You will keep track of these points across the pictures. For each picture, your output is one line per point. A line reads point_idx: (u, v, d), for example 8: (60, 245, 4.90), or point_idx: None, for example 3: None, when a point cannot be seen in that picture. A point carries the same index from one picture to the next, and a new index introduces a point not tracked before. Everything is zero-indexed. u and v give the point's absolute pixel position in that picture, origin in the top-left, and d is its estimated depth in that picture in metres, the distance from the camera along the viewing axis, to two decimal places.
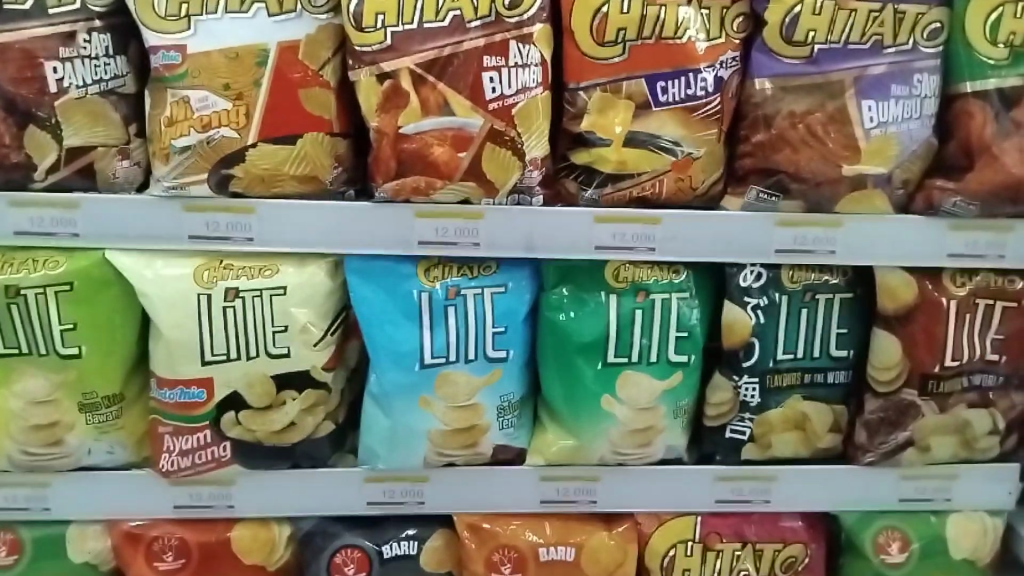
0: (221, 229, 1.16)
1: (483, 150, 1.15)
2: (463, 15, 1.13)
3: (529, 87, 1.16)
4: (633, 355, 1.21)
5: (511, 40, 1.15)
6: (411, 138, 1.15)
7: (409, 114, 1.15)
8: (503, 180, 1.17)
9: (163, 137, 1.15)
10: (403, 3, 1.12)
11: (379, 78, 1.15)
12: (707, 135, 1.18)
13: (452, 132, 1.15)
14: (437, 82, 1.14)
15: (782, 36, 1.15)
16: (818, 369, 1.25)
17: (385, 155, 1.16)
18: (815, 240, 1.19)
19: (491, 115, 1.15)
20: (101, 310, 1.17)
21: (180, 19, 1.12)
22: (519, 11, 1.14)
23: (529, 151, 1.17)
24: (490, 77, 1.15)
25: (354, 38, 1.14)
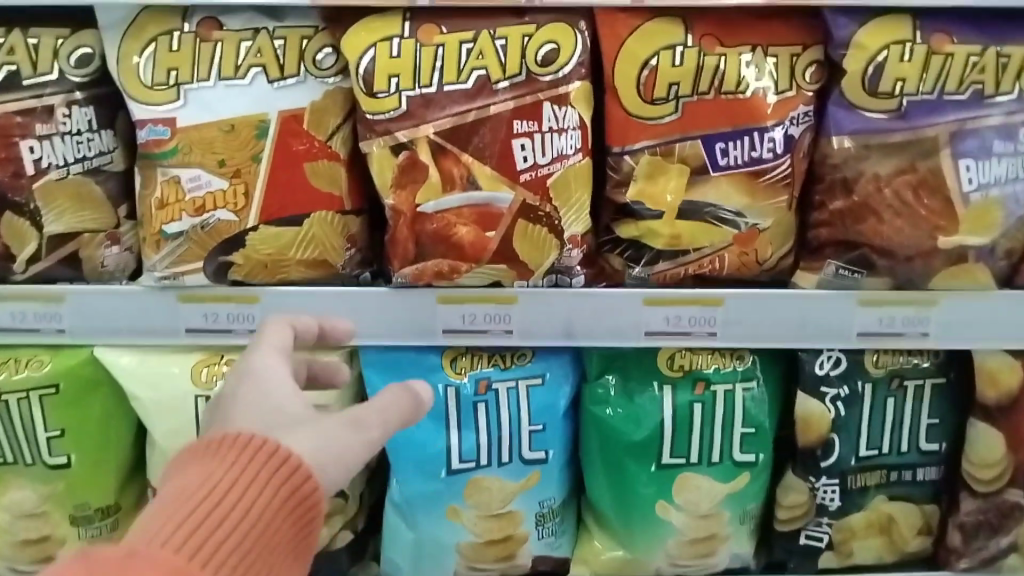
0: (220, 321, 1.06)
1: (513, 227, 1.01)
2: (489, 74, 0.99)
3: (566, 154, 1.01)
4: (692, 456, 1.05)
5: (546, 101, 1.00)
6: (433, 216, 1.01)
7: (428, 189, 1.00)
8: (536, 262, 1.03)
9: (153, 220, 1.04)
10: (420, 64, 0.99)
11: (396, 149, 1.01)
12: (776, 204, 1.02)
13: (478, 208, 1.01)
14: (461, 152, 1.00)
15: (864, 87, 0.98)
16: (906, 467, 1.08)
17: (403, 236, 1.02)
18: (903, 321, 1.02)
19: (522, 187, 1.01)
20: (90, 414, 1.08)
21: (169, 87, 1.01)
22: (552, 70, 1.00)
23: (567, 227, 1.02)
24: (522, 145, 1.00)
25: (365, 104, 1.00)
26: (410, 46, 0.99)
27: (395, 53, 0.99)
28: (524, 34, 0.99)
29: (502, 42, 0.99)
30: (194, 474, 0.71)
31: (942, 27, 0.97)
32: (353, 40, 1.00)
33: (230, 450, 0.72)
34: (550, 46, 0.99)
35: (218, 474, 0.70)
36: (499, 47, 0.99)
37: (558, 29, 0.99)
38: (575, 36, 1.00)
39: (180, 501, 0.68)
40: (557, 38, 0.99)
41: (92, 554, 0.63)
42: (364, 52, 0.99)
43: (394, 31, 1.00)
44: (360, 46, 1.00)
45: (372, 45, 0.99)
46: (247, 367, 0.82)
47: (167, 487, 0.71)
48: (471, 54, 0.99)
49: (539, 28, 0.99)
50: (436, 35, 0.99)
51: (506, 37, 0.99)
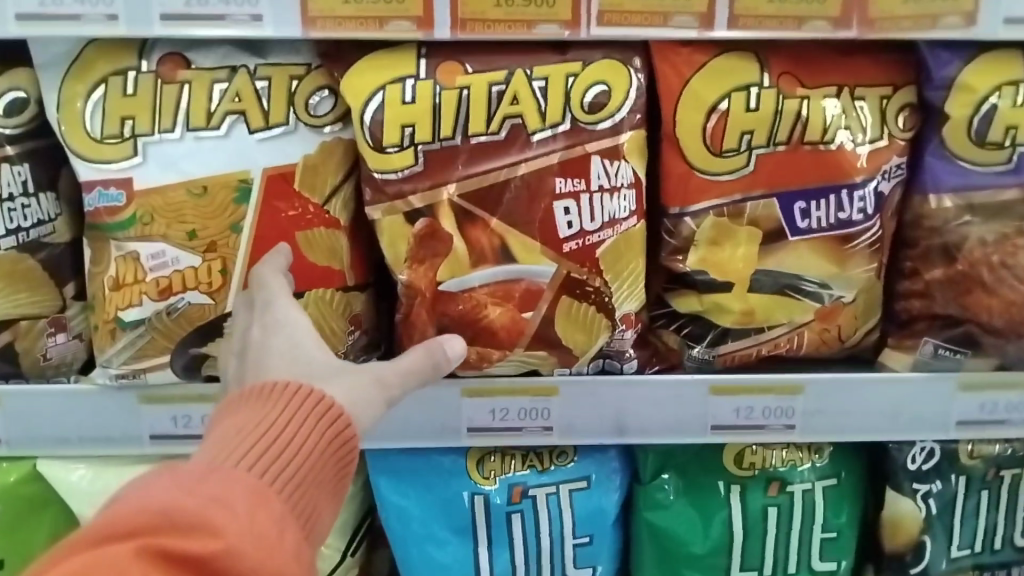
0: (193, 426, 0.88)
1: (555, 307, 0.83)
2: (526, 123, 0.81)
3: (619, 218, 0.83)
4: (766, 568, 0.90)
5: (594, 154, 0.82)
6: (460, 296, 0.82)
7: (452, 264, 0.82)
8: (582, 348, 0.85)
9: (107, 304, 0.85)
10: (440, 111, 0.80)
11: (411, 216, 0.82)
12: (864, 272, 0.86)
13: (512, 286, 0.82)
14: (492, 219, 0.82)
15: (971, 135, 0.83)
16: (1001, 566, 0.93)
17: (421, 320, 0.83)
18: (1008, 407, 0.87)
19: (566, 259, 0.82)
20: (29, 540, 0.92)
21: (123, 141, 0.82)
22: (601, 117, 0.82)
23: (618, 305, 0.85)
24: (565, 208, 0.82)
25: (372, 161, 0.81)
26: (428, 89, 0.80)
27: (410, 97, 0.80)
28: (567, 74, 0.81)
29: (541, 84, 0.81)
30: (248, 415, 0.61)
31: None
32: (355, 81, 0.81)
33: (283, 395, 0.63)
34: (598, 88, 0.81)
35: (271, 418, 0.61)
36: (537, 90, 0.81)
37: (607, 67, 0.82)
38: (628, 76, 0.82)
39: (241, 438, 0.59)
40: (607, 78, 0.82)
41: (174, 473, 0.55)
42: (370, 97, 0.81)
43: (408, 70, 0.81)
44: (366, 89, 0.81)
45: (380, 88, 0.81)
46: (268, 308, 0.71)
47: (216, 427, 0.61)
48: (503, 98, 0.81)
49: (585, 67, 0.81)
50: (460, 76, 0.81)
51: (546, 77, 0.81)
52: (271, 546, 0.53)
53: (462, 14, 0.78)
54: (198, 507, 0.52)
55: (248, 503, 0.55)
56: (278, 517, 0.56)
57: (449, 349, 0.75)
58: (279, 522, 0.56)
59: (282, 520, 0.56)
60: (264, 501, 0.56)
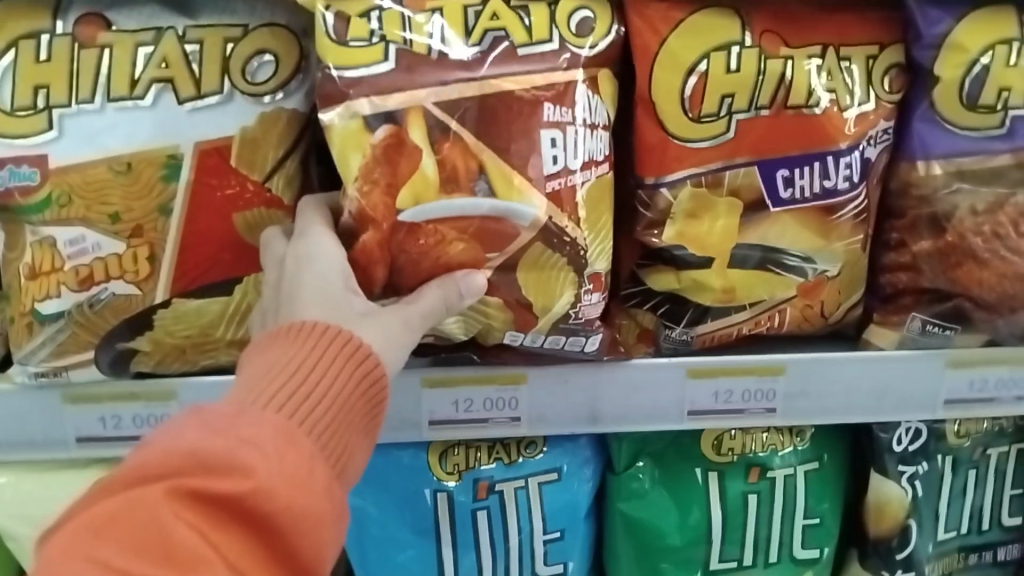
0: (126, 427, 0.81)
1: (524, 252, 0.73)
2: (511, 38, 0.72)
3: (597, 159, 0.74)
4: (746, 558, 0.86)
5: (579, 81, 0.73)
6: (422, 228, 0.71)
7: (419, 185, 0.70)
8: (545, 304, 0.74)
9: (23, 294, 0.77)
10: (410, 23, 0.72)
11: (372, 121, 0.70)
12: (850, 244, 0.81)
13: (484, 224, 0.71)
14: (469, 138, 0.70)
15: (962, 98, 0.78)
16: (987, 546, 0.89)
17: (374, 256, 0.71)
18: (998, 384, 0.83)
19: (547, 199, 0.72)
20: None
21: (36, 113, 0.73)
22: (592, 39, 0.74)
23: (590, 262, 0.75)
24: (552, 139, 0.72)
25: (331, 54, 0.71)
26: (396, 20, 0.72)
27: (379, 6, 0.72)
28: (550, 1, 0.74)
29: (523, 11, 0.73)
30: (277, 352, 0.62)
31: None
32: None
33: (311, 334, 0.63)
34: (585, 14, 0.74)
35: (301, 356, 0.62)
36: (519, 13, 0.73)
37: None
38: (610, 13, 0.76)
39: (272, 374, 0.60)
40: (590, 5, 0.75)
41: (204, 413, 0.57)
42: (334, 1, 0.72)
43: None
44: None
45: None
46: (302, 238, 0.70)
47: (249, 359, 0.63)
48: (481, 16, 0.72)
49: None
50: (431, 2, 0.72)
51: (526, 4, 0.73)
52: (300, 490, 0.56)
53: None
54: (231, 450, 0.55)
55: (276, 444, 0.57)
56: (306, 457, 0.58)
57: (465, 287, 0.71)
58: (306, 464, 0.57)
59: (311, 457, 0.58)
60: (293, 441, 0.58)
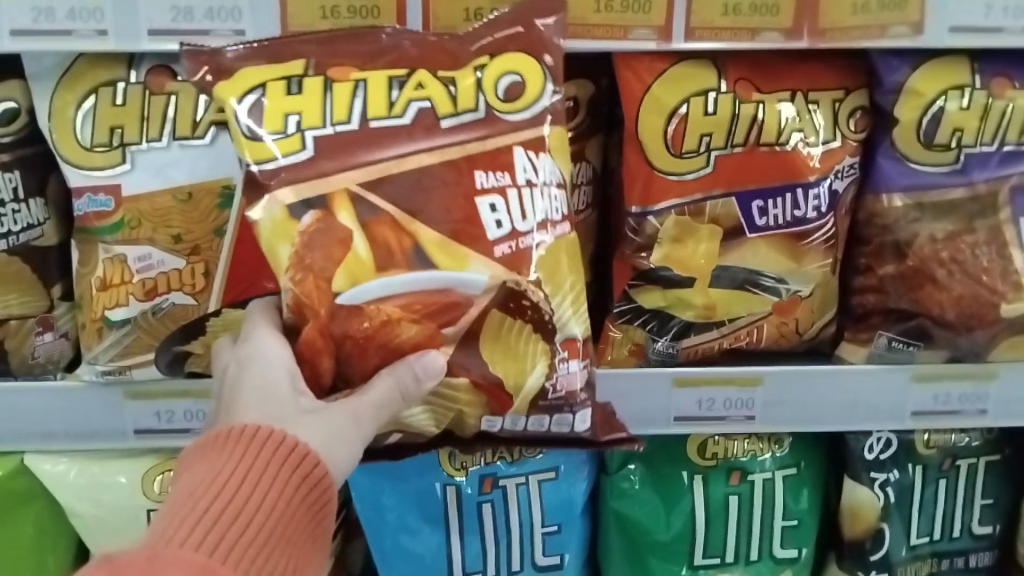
0: (177, 421, 0.92)
1: (483, 321, 0.77)
2: (434, 107, 0.77)
3: (556, 220, 0.80)
4: (728, 555, 0.94)
5: (516, 145, 0.79)
6: (365, 310, 0.74)
7: (353, 266, 0.74)
8: (517, 380, 0.78)
9: (95, 303, 0.89)
10: (330, 98, 0.76)
11: (296, 208, 0.74)
12: (820, 267, 0.90)
13: (424, 294, 0.75)
14: (397, 214, 0.75)
15: (920, 137, 0.86)
16: (958, 553, 0.97)
17: (318, 346, 0.74)
18: (961, 397, 0.91)
19: (499, 265, 0.77)
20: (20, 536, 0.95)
21: (111, 149, 0.87)
22: (515, 107, 0.79)
23: (559, 328, 0.80)
24: (491, 205, 0.77)
25: (248, 151, 0.75)
26: (317, 85, 0.77)
27: (295, 90, 0.76)
28: (475, 68, 0.79)
29: (449, 81, 0.78)
30: (209, 465, 0.63)
31: (1002, 70, 0.86)
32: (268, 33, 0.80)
33: (241, 443, 0.64)
34: (510, 78, 0.79)
35: (227, 469, 0.62)
36: (446, 82, 0.78)
37: (517, 58, 0.80)
38: (540, 66, 0.80)
39: (202, 490, 0.62)
40: (518, 68, 0.79)
41: (114, 560, 0.56)
42: (247, 93, 0.76)
43: (292, 70, 0.77)
44: (245, 86, 0.76)
45: (261, 85, 0.76)
46: (249, 338, 0.73)
47: (187, 467, 0.64)
48: (406, 86, 0.77)
49: (492, 60, 0.79)
50: (354, 73, 0.78)
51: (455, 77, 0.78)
52: None
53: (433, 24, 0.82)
54: None
55: None
56: None
57: (421, 369, 0.72)
58: None
59: None
60: None
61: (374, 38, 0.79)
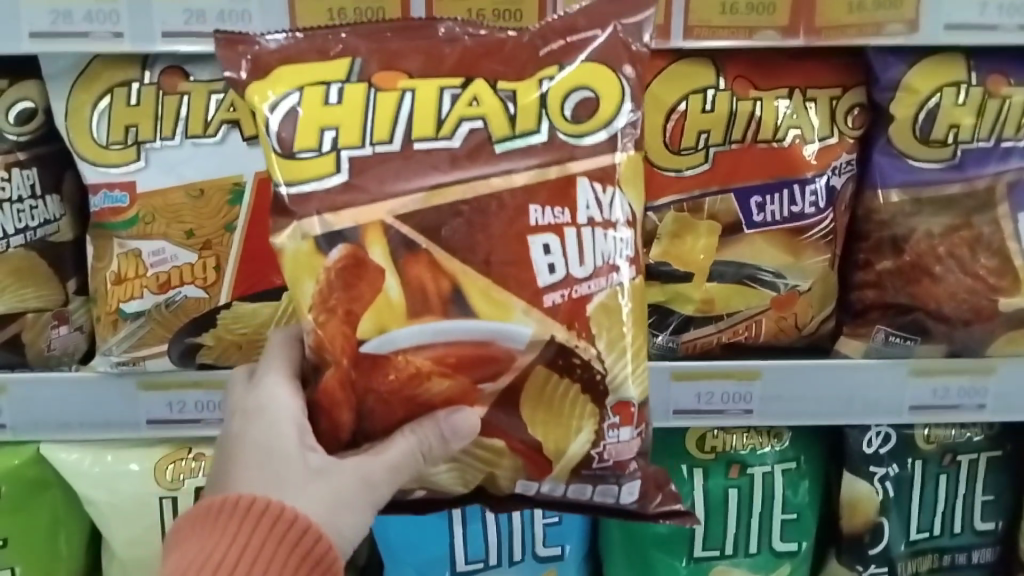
0: (188, 412, 0.95)
1: (527, 379, 0.71)
2: (489, 129, 0.70)
3: (613, 261, 0.72)
4: (727, 548, 0.97)
5: (579, 176, 0.71)
6: (392, 360, 0.69)
7: (383, 310, 0.68)
8: (558, 443, 0.72)
9: (109, 297, 0.92)
10: (372, 111, 0.69)
11: (326, 240, 0.68)
12: (818, 262, 0.92)
13: (463, 346, 0.69)
14: (439, 252, 0.69)
15: (915, 133, 0.88)
16: (959, 548, 0.99)
17: (338, 398, 0.69)
18: (959, 392, 0.92)
19: (547, 316, 0.70)
20: (35, 522, 0.98)
21: (127, 147, 0.90)
22: (583, 129, 0.71)
23: (612, 390, 0.72)
24: (544, 245, 0.70)
25: (281, 171, 0.69)
26: (359, 92, 0.70)
27: (335, 99, 0.69)
28: (540, 79, 0.71)
29: (507, 95, 0.71)
30: (202, 541, 0.64)
31: (998, 66, 0.87)
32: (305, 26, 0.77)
33: (234, 520, 0.64)
34: (583, 94, 0.71)
35: (220, 552, 0.63)
36: (503, 97, 0.70)
37: (591, 69, 0.72)
38: (617, 83, 0.72)
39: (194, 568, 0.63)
40: (589, 82, 0.71)
41: None
42: (284, 97, 0.70)
43: (336, 73, 0.70)
44: (286, 85, 0.70)
45: (299, 87, 0.70)
46: (258, 384, 0.71)
47: (186, 531, 0.66)
48: (458, 100, 0.70)
49: (562, 71, 0.71)
50: (403, 80, 0.70)
51: (512, 90, 0.71)
52: None
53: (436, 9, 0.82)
54: None
55: None
56: None
57: (449, 429, 0.68)
58: None
59: None
60: None
61: (433, 31, 0.72)
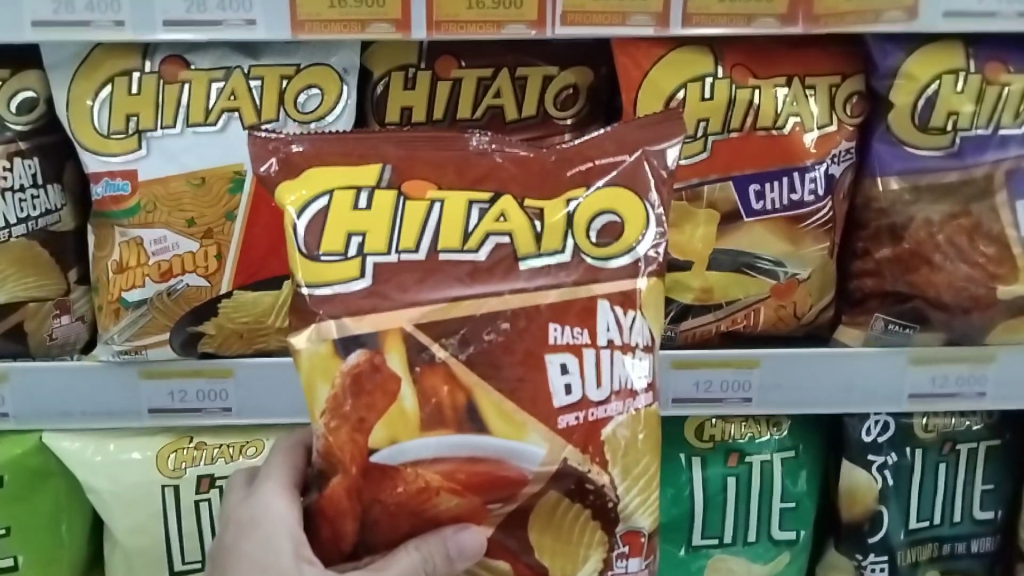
0: (190, 400, 0.95)
1: (538, 503, 0.67)
2: (514, 244, 0.68)
3: (632, 389, 0.68)
4: (726, 536, 1.00)
5: (601, 299, 0.68)
6: (400, 474, 0.65)
7: (397, 421, 0.65)
8: (564, 570, 0.68)
9: (111, 285, 0.92)
10: (400, 221, 0.67)
11: (343, 345, 0.65)
12: (818, 251, 0.92)
13: (475, 464, 0.66)
14: (458, 364, 0.66)
15: (915, 121, 0.88)
16: (959, 538, 1.00)
17: (342, 507, 0.66)
18: (958, 381, 0.92)
19: (562, 438, 0.66)
20: (37, 510, 0.98)
21: (128, 136, 0.90)
22: (608, 253, 0.69)
23: (623, 518, 0.68)
24: (562, 364, 0.67)
25: (301, 272, 0.67)
26: (388, 200, 0.68)
27: (364, 204, 0.68)
28: (569, 199, 0.69)
29: (535, 213, 0.69)
30: None
31: (997, 54, 0.87)
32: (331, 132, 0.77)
33: None
34: (608, 218, 0.69)
35: None
36: (531, 215, 0.69)
37: (617, 194, 0.70)
38: (645, 212, 0.70)
39: None
40: (616, 206, 0.69)
41: None
42: (314, 199, 0.68)
43: (366, 177, 0.69)
44: (315, 187, 0.68)
45: (328, 191, 0.68)
46: (258, 493, 0.72)
47: None
48: (486, 215, 0.68)
49: (590, 192, 0.69)
50: (431, 190, 0.69)
51: (540, 209, 0.69)
52: None
53: (436, 15, 0.82)
54: None
55: None
56: None
57: (454, 548, 0.64)
58: None
59: None
60: None
61: (464, 144, 0.71)
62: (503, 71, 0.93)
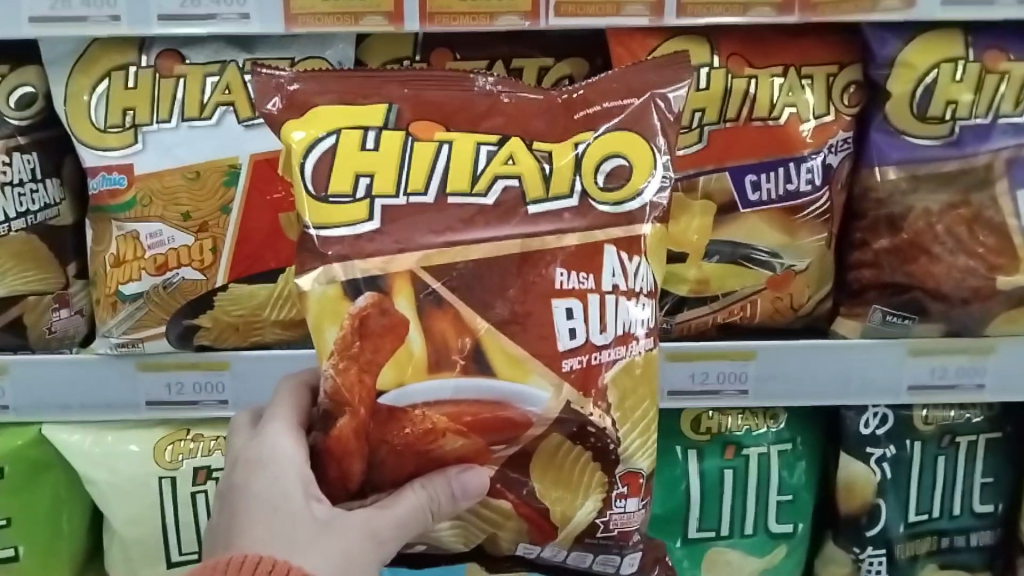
0: (187, 392, 0.95)
1: (541, 445, 0.67)
2: (523, 187, 0.68)
3: (633, 333, 0.69)
4: (723, 529, 1.00)
5: (607, 243, 0.68)
6: (407, 415, 0.65)
7: (404, 362, 0.65)
8: (564, 509, 0.69)
9: (108, 279, 0.93)
10: (408, 162, 0.67)
11: (351, 287, 0.66)
12: (815, 242, 0.91)
13: (481, 406, 0.66)
14: (464, 307, 0.66)
15: (913, 110, 0.87)
16: (958, 531, 0.99)
17: (350, 447, 0.65)
18: (957, 372, 0.91)
19: (562, 378, 0.67)
20: (38, 501, 0.99)
21: (124, 130, 0.90)
22: (615, 198, 0.69)
23: (623, 459, 0.69)
24: (567, 310, 0.67)
25: (309, 212, 0.67)
26: (397, 139, 0.68)
27: (371, 145, 0.68)
28: (576, 142, 0.69)
29: (544, 156, 0.69)
30: None
31: (996, 42, 0.86)
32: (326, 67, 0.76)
33: None
34: (615, 161, 0.69)
35: None
36: (540, 157, 0.68)
37: (623, 137, 0.70)
38: (652, 156, 0.70)
39: None
40: (623, 149, 0.69)
41: None
42: (321, 138, 0.68)
43: (374, 118, 0.69)
44: (320, 128, 0.68)
45: (336, 131, 0.68)
46: (261, 431, 0.68)
47: None
48: (494, 157, 0.68)
49: (597, 136, 0.70)
50: (439, 132, 0.69)
51: (549, 151, 0.69)
52: None
53: (429, 7, 0.82)
54: None
55: None
56: None
57: (458, 488, 0.64)
58: None
59: None
60: None
61: (470, 84, 0.71)
62: (499, 63, 0.92)
